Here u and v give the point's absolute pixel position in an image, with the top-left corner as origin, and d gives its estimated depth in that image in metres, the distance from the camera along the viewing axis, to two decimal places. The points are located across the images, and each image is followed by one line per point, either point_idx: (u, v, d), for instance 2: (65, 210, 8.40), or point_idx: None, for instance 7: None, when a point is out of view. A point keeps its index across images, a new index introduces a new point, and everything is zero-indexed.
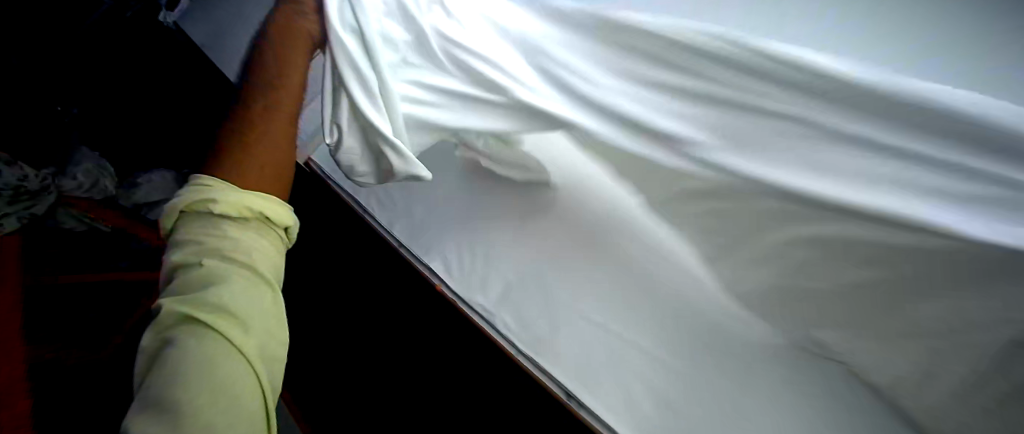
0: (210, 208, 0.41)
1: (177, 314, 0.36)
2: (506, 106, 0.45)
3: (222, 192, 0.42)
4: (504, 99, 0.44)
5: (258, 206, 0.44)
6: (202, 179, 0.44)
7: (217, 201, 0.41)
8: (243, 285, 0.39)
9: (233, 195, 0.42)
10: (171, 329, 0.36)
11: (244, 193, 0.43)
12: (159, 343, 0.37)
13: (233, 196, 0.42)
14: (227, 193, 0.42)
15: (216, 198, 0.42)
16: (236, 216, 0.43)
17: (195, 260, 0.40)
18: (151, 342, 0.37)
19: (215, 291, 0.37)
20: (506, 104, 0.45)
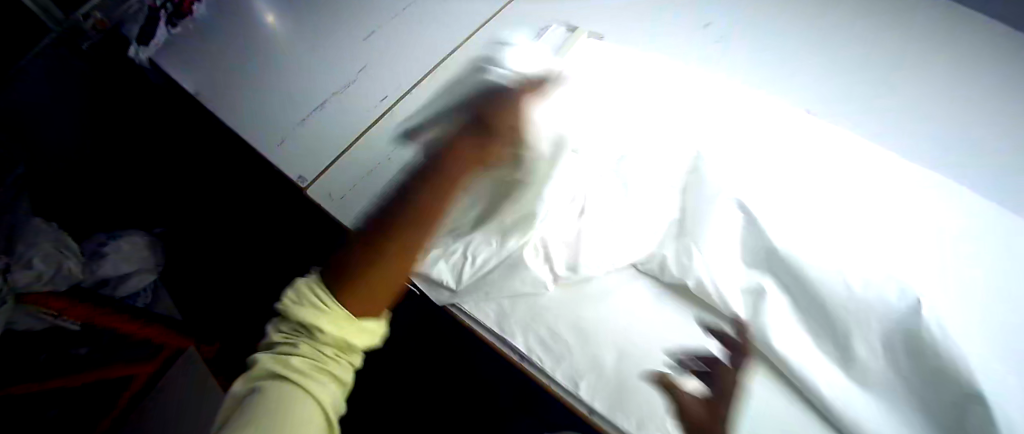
0: (303, 317, 0.29)
1: (265, 369, 0.28)
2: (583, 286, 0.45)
3: (315, 305, 0.30)
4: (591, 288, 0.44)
5: (350, 335, 0.30)
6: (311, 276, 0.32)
7: (306, 318, 0.29)
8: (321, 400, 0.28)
9: (323, 317, 0.29)
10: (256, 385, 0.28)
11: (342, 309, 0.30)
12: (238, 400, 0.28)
13: (320, 318, 0.29)
14: (317, 314, 0.29)
15: (320, 306, 0.29)
16: (315, 336, 0.29)
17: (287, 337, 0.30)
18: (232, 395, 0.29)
19: (292, 386, 0.27)
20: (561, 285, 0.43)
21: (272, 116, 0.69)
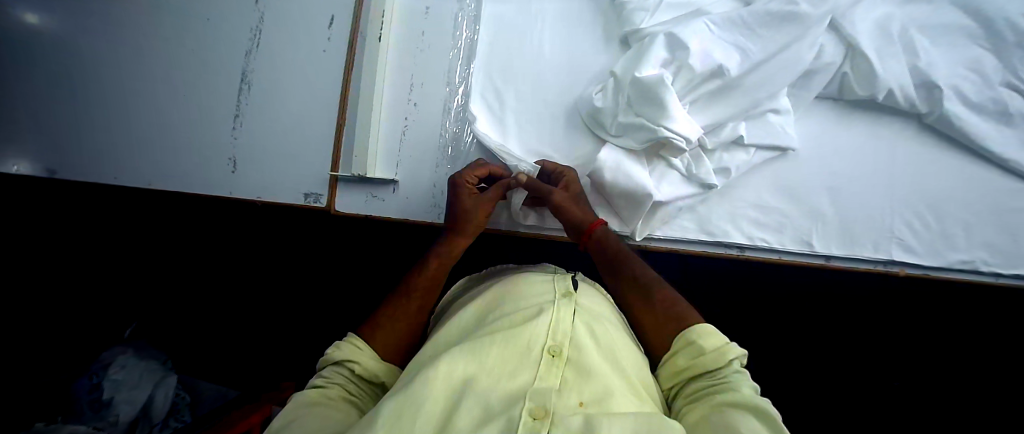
0: (727, 360, 0.40)
1: (576, 410, 0.35)
2: (742, 105, 0.67)
3: (710, 353, 0.40)
4: (720, 102, 0.68)
5: (710, 353, 0.40)
6: (720, 339, 0.41)
7: (723, 359, 0.40)
8: (701, 365, 0.40)
9: (715, 351, 0.40)
10: (724, 377, 0.39)
11: (723, 356, 0.40)
12: (596, 397, 0.36)
13: (714, 352, 0.40)
14: (713, 352, 0.40)
15: (734, 363, 0.40)
16: (714, 362, 0.40)
17: (720, 379, 0.39)
18: (581, 399, 0.36)
19: (729, 391, 0.37)
20: (721, 113, 0.68)
21: (275, 152, 0.81)
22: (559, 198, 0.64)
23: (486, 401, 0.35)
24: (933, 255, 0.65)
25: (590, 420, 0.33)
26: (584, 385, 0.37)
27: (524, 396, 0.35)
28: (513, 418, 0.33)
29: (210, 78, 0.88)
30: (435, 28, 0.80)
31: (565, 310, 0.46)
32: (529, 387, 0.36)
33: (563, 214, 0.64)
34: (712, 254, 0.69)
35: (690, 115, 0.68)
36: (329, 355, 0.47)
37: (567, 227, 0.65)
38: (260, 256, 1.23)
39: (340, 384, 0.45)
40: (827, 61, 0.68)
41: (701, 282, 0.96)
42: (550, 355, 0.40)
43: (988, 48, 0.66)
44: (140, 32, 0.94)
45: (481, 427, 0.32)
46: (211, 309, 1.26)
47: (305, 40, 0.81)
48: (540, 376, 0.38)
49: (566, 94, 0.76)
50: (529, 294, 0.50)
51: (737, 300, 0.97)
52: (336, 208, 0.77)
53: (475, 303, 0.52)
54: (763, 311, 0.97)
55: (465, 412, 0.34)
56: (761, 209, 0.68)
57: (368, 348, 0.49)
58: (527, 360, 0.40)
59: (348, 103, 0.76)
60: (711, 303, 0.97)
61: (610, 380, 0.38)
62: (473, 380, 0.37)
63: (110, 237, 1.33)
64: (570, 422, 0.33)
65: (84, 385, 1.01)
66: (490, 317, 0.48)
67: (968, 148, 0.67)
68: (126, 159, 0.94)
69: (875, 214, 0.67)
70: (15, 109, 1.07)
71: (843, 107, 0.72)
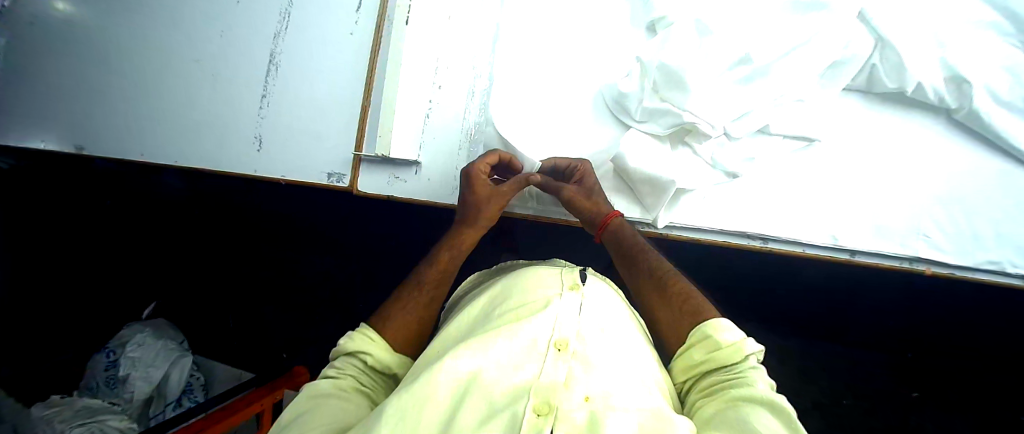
0: (741, 357, 0.38)
1: (582, 404, 0.33)
2: (770, 94, 0.66)
3: (726, 349, 0.39)
4: (749, 89, 0.66)
5: (724, 349, 0.39)
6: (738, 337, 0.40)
7: (740, 357, 0.38)
8: (715, 362, 0.39)
9: (731, 348, 0.39)
10: (739, 375, 0.37)
11: (739, 353, 0.38)
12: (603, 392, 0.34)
13: (730, 348, 0.39)
14: (728, 348, 0.39)
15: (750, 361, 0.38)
16: (729, 358, 0.39)
17: (733, 374, 0.38)
18: (590, 394, 0.34)
19: (743, 386, 0.35)
20: (749, 102, 0.66)
21: (298, 134, 0.81)
22: (570, 192, 0.62)
23: (489, 398, 0.34)
24: (961, 254, 0.63)
25: (595, 418, 0.31)
26: (591, 380, 0.36)
27: (528, 391, 0.34)
28: (516, 414, 0.31)
29: (239, 60, 0.87)
30: (459, 11, 0.79)
31: (571, 307, 0.45)
32: (533, 381, 0.35)
33: (580, 210, 0.63)
34: (735, 245, 0.67)
35: (719, 99, 0.66)
36: (342, 345, 0.48)
37: (582, 220, 0.64)
38: (278, 239, 1.25)
39: (352, 375, 0.45)
40: (861, 51, 0.65)
41: (713, 274, 0.96)
42: (555, 348, 0.39)
43: (1022, 44, 0.64)
44: (170, 16, 0.94)
45: (482, 427, 0.31)
46: (228, 291, 1.27)
47: (328, 21, 0.80)
48: (546, 369, 0.37)
49: (588, 82, 0.75)
50: (535, 286, 0.49)
51: (749, 290, 0.98)
52: (358, 189, 0.76)
53: (482, 297, 0.52)
54: (774, 303, 0.98)
55: (468, 409, 0.33)
56: (788, 200, 0.67)
57: (380, 339, 0.49)
58: (531, 356, 0.39)
59: (374, 83, 0.75)
60: (721, 295, 0.97)
61: (619, 378, 0.37)
62: (477, 377, 0.36)
63: (136, 218, 1.35)
64: (575, 418, 0.32)
65: (102, 361, 1.04)
66: (497, 311, 0.47)
67: (1001, 147, 0.65)
68: (152, 138, 0.96)
69: (903, 208, 0.65)
70: (44, 89, 1.08)
71: (872, 101, 0.70)
